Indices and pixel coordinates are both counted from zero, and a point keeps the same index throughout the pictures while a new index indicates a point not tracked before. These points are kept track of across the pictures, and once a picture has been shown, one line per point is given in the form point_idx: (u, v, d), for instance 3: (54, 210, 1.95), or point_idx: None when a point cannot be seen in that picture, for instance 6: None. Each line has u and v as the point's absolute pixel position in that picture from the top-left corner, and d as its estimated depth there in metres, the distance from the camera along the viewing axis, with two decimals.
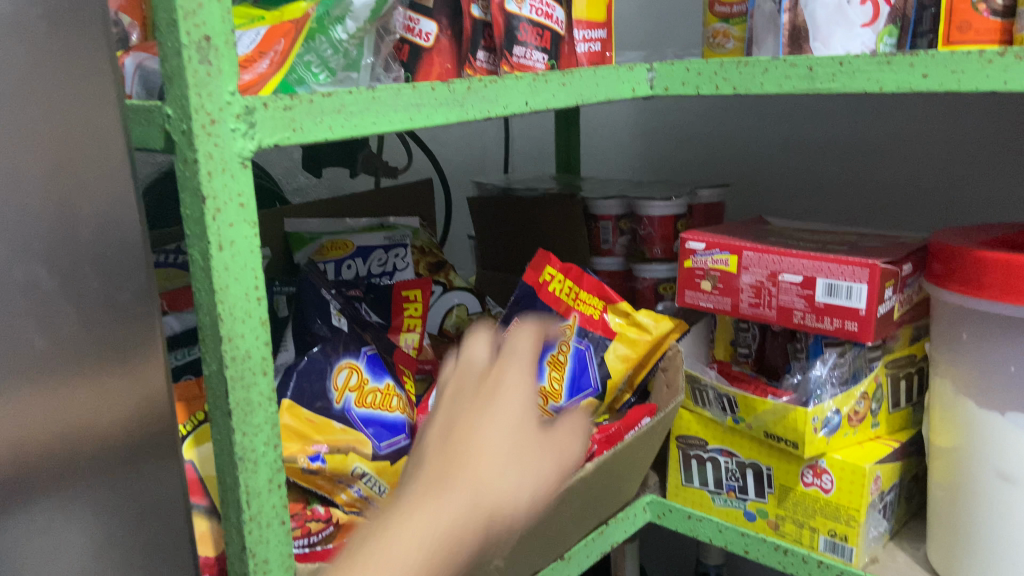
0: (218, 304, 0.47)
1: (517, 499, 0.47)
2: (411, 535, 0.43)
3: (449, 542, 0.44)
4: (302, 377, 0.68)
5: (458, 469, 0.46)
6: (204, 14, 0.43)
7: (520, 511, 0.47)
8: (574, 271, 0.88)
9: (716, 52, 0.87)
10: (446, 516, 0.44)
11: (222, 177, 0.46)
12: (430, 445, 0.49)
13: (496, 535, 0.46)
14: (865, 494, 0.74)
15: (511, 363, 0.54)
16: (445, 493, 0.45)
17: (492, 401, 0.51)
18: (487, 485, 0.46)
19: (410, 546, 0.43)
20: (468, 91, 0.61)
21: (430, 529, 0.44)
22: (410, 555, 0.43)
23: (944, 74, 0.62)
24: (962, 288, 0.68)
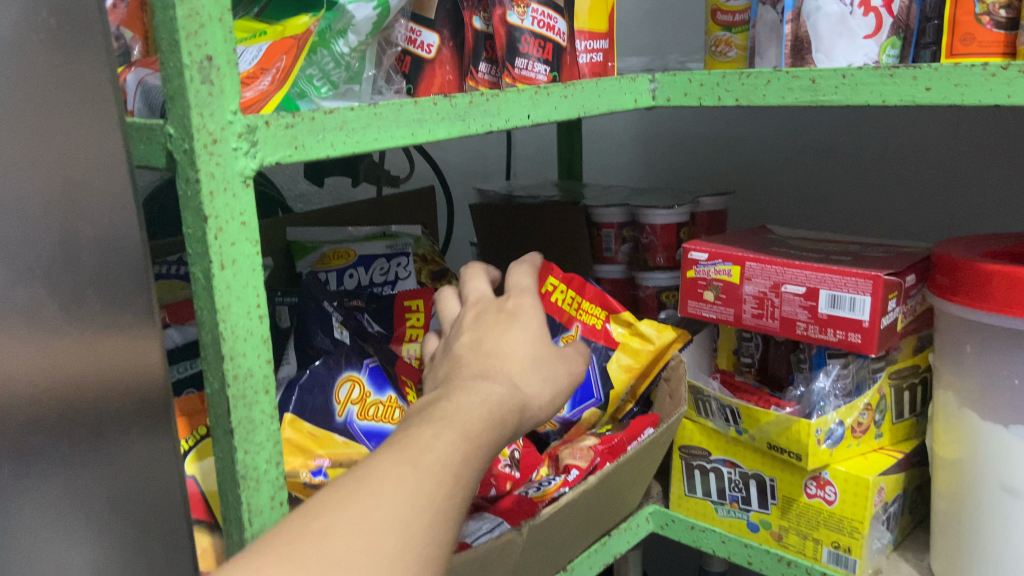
0: (220, 323, 0.47)
1: (553, 387, 0.51)
2: (475, 400, 0.46)
3: (507, 407, 0.47)
4: (304, 391, 0.70)
5: (500, 358, 0.50)
6: (206, 35, 0.43)
7: (554, 400, 0.51)
8: (577, 282, 0.88)
9: (718, 60, 0.87)
10: (501, 390, 0.48)
11: (224, 196, 0.46)
12: (465, 348, 0.52)
13: (538, 414, 0.50)
14: (868, 506, 0.74)
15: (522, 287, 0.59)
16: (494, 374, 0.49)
17: (515, 313, 0.55)
18: (529, 371, 0.51)
19: (478, 407, 0.46)
20: (470, 105, 0.61)
21: (490, 395, 0.47)
22: (475, 414, 0.45)
23: (947, 87, 0.62)
24: (965, 300, 0.68)
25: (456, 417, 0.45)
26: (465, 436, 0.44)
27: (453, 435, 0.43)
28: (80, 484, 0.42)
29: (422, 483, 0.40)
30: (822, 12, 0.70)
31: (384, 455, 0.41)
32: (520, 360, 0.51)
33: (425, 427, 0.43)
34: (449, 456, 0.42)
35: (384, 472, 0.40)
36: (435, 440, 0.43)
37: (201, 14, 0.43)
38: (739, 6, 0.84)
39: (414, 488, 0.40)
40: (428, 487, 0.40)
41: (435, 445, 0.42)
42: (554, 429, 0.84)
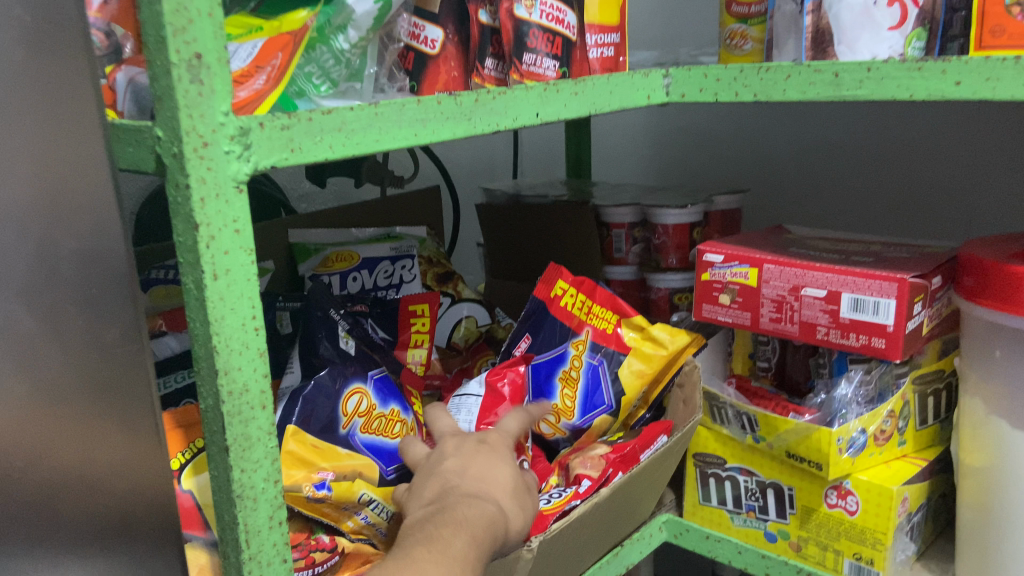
0: (214, 337, 0.44)
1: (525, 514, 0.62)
2: (476, 518, 0.55)
3: (499, 528, 0.57)
4: (309, 403, 0.66)
5: (490, 483, 0.60)
6: (195, 31, 0.41)
7: (527, 526, 0.61)
8: (590, 286, 0.86)
9: (733, 53, 0.84)
10: (493, 512, 0.57)
11: (215, 202, 0.43)
12: (454, 468, 0.62)
13: (516, 539, 0.59)
14: (892, 517, 0.71)
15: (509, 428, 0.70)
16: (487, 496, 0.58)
17: (493, 445, 0.65)
18: (513, 496, 0.60)
19: (481, 524, 0.55)
20: (475, 103, 0.58)
21: (487, 509, 0.57)
22: (479, 522, 0.55)
23: (978, 81, 0.59)
24: (995, 304, 0.65)
25: (465, 531, 0.53)
26: (474, 550, 0.53)
27: (464, 549, 0.52)
28: None
29: (450, 567, 0.50)
30: (845, 3, 0.67)
31: (411, 561, 0.50)
32: (506, 488, 0.61)
33: (443, 541, 0.52)
34: (464, 565, 0.51)
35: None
36: (453, 551, 0.51)
37: (190, 9, 0.41)
38: None
39: None
40: None
41: (451, 554, 0.51)
42: (564, 436, 0.82)
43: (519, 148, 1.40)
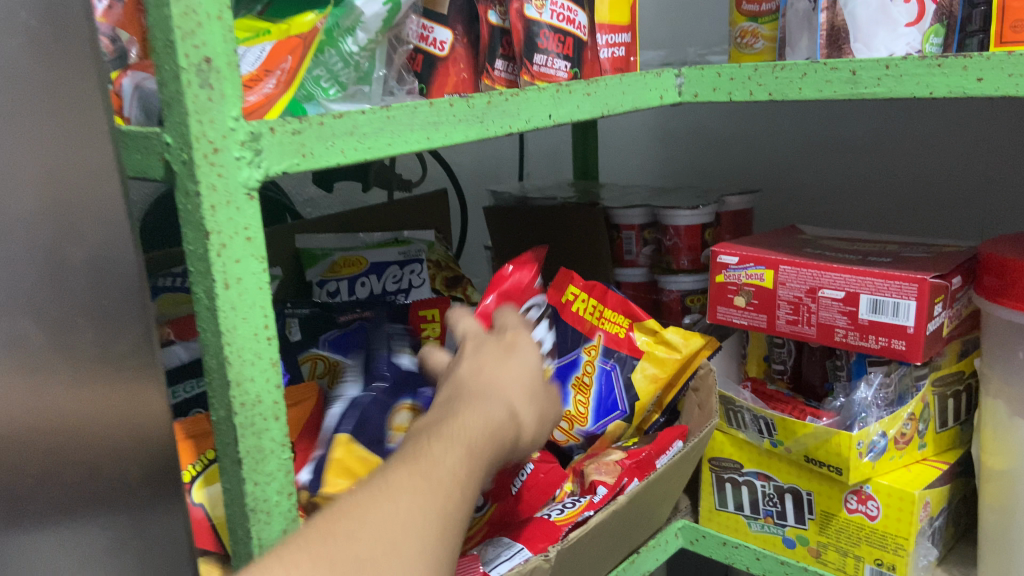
0: (225, 346, 0.43)
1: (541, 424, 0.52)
2: (475, 428, 0.45)
3: (505, 440, 0.47)
4: (364, 418, 0.66)
5: (501, 384, 0.50)
6: (204, 35, 0.40)
7: (541, 438, 0.51)
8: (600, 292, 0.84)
9: (744, 52, 0.83)
10: (501, 419, 0.47)
11: (226, 209, 0.42)
12: (464, 369, 0.52)
13: (526, 449, 0.50)
14: (914, 522, 0.70)
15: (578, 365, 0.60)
16: (494, 399, 0.48)
17: (515, 344, 0.55)
18: (527, 401, 0.50)
19: (479, 438, 0.45)
20: (488, 106, 0.57)
21: (491, 418, 0.46)
22: (478, 433, 0.45)
23: (1000, 77, 0.58)
24: (1017, 304, 0.64)
25: (459, 446, 0.43)
26: (467, 470, 0.43)
27: (456, 468, 0.42)
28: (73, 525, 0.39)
29: (433, 496, 0.40)
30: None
31: (386, 485, 0.40)
32: (519, 391, 0.51)
33: (432, 460, 0.42)
34: (452, 490, 0.41)
35: (391, 506, 0.39)
36: (440, 475, 0.41)
37: (199, 12, 0.39)
38: None
39: (415, 527, 0.39)
40: (428, 527, 0.39)
41: (437, 478, 0.41)
42: (576, 443, 0.80)
43: (525, 150, 1.39)
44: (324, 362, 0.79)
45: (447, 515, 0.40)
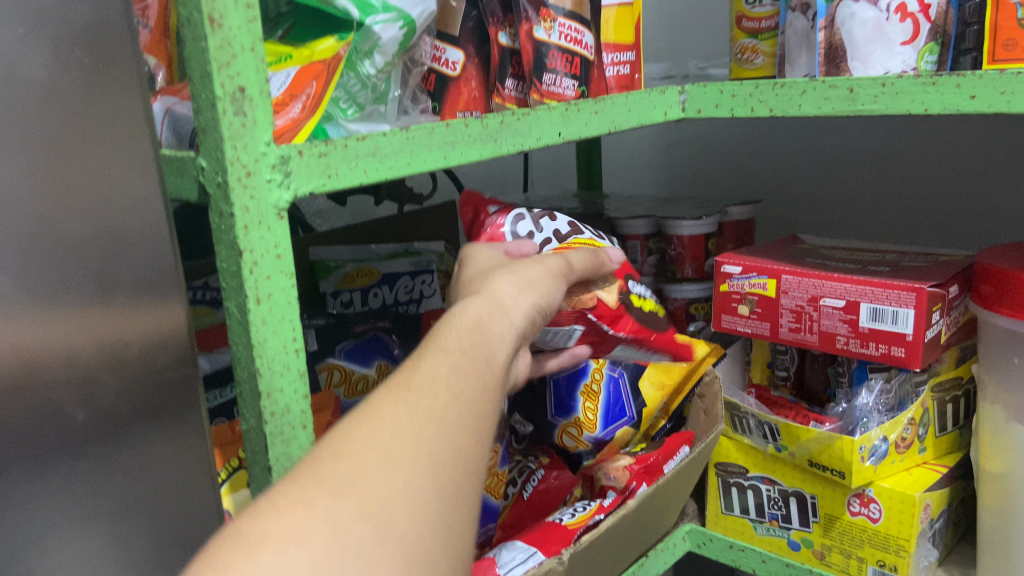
0: (257, 359, 0.46)
1: (533, 317, 0.51)
2: (451, 327, 0.45)
3: (489, 336, 0.45)
4: None
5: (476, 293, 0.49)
6: (238, 65, 0.42)
7: (542, 313, 0.52)
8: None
9: (744, 68, 0.86)
10: (480, 310, 0.47)
11: (258, 229, 0.44)
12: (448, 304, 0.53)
13: (530, 328, 0.50)
14: (914, 524, 0.72)
15: (572, 259, 0.58)
16: (468, 307, 0.47)
17: (483, 266, 0.57)
18: (508, 298, 0.49)
19: (456, 340, 0.44)
20: (501, 125, 0.59)
21: (466, 312, 0.47)
22: (455, 329, 0.45)
23: (992, 95, 0.60)
24: (1013, 312, 0.66)
25: (435, 349, 0.43)
26: (447, 367, 0.42)
27: (434, 370, 0.41)
28: None
29: (415, 399, 0.39)
30: (857, 19, 0.68)
31: (367, 407, 0.39)
32: (498, 293, 0.50)
33: (409, 373, 0.41)
34: (436, 389, 0.40)
35: (373, 421, 0.38)
36: (418, 381, 0.41)
37: (233, 45, 0.42)
38: (766, 12, 0.83)
39: (405, 434, 0.37)
40: (421, 428, 0.38)
41: (417, 386, 0.40)
42: (587, 449, 0.82)
43: (530, 162, 1.42)
44: (340, 371, 0.83)
45: (434, 409, 0.39)
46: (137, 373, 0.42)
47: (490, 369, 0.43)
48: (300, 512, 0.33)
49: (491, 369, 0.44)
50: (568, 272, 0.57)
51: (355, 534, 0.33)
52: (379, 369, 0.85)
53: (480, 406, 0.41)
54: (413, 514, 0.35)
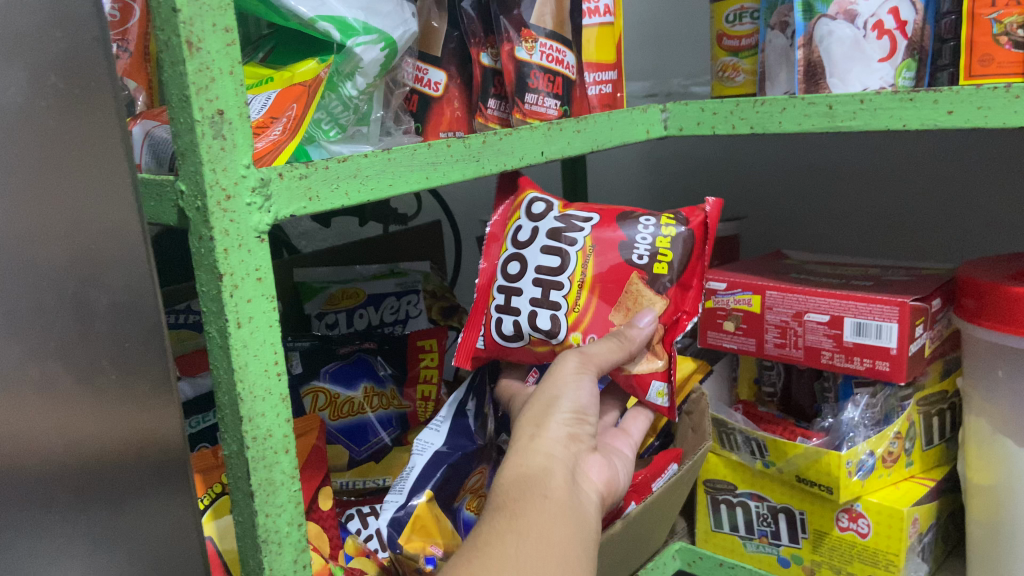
0: (238, 384, 0.45)
1: (573, 428, 0.57)
2: (502, 483, 0.53)
3: (536, 473, 0.53)
4: (452, 470, 0.70)
5: (515, 440, 0.57)
6: (217, 89, 0.42)
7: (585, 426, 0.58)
8: (503, 213, 0.77)
9: (725, 85, 0.87)
10: (526, 459, 0.54)
11: (238, 252, 0.44)
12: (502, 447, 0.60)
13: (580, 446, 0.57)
14: (903, 538, 0.72)
15: (589, 349, 0.62)
16: (513, 454, 0.55)
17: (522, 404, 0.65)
18: (541, 432, 0.56)
19: (506, 491, 0.52)
20: (483, 145, 0.60)
21: (513, 463, 0.54)
22: (507, 482, 0.52)
23: (970, 110, 0.61)
24: (996, 325, 0.66)
25: (496, 513, 0.50)
26: (506, 518, 0.49)
27: (495, 526, 0.49)
28: (96, 563, 0.41)
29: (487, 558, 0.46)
30: (835, 36, 0.69)
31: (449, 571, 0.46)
32: (532, 428, 0.57)
33: (477, 536, 0.49)
34: (504, 545, 0.47)
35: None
36: (485, 539, 0.48)
37: (212, 69, 0.42)
38: (746, 30, 0.84)
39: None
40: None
41: (487, 547, 0.47)
42: None
43: None
44: (325, 395, 0.84)
45: (504, 558, 0.46)
46: (116, 402, 0.41)
47: (546, 502, 0.51)
48: None
49: (547, 501, 0.51)
50: (590, 361, 0.61)
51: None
52: (366, 391, 0.86)
53: (546, 535, 0.49)
54: None
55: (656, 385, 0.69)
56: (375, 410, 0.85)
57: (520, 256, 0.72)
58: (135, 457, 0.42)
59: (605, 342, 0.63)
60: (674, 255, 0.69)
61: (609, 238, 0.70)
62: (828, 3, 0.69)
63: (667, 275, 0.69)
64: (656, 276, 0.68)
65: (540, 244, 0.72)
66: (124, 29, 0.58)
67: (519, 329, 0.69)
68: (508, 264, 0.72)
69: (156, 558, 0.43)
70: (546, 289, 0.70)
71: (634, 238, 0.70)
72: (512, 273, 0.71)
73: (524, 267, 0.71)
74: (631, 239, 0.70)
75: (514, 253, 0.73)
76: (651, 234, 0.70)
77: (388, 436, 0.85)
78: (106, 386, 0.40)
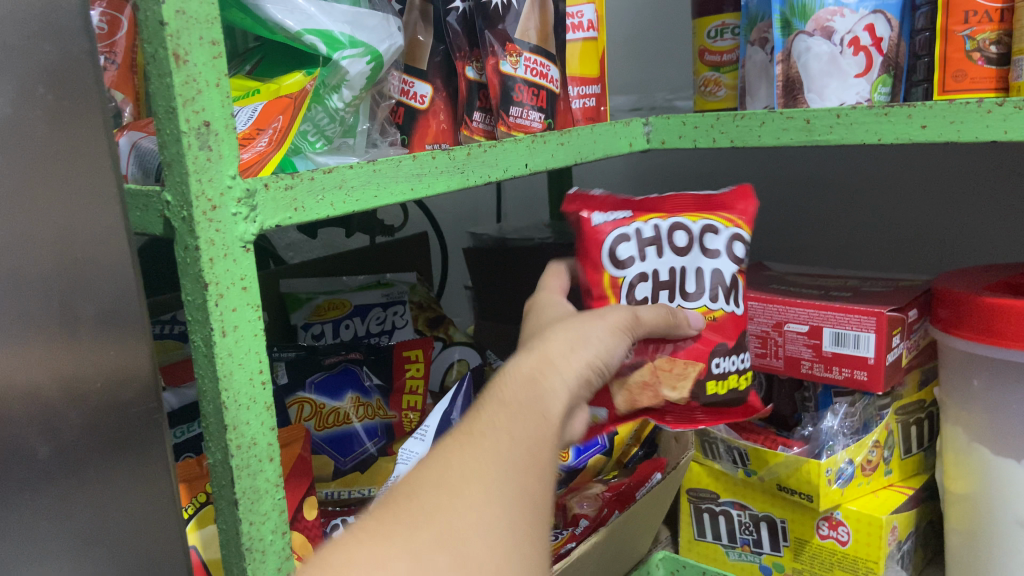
0: (223, 392, 0.45)
1: (592, 372, 0.55)
2: (509, 385, 0.50)
3: (542, 392, 0.50)
4: None
5: (533, 348, 0.54)
6: (204, 101, 0.43)
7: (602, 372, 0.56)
8: (707, 198, 0.69)
9: (707, 99, 0.88)
10: (541, 372, 0.52)
11: (224, 262, 0.45)
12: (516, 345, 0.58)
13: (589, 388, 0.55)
14: (883, 546, 0.72)
15: (642, 314, 0.60)
16: (527, 359, 0.53)
17: (543, 313, 0.63)
18: (567, 354, 0.54)
19: (513, 391, 0.49)
20: (468, 156, 0.60)
21: (519, 368, 0.52)
22: (513, 385, 0.50)
23: (943, 124, 0.62)
24: (971, 334, 0.67)
25: (496, 405, 0.48)
26: (506, 416, 0.47)
27: (493, 421, 0.46)
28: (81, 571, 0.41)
29: (479, 454, 0.44)
30: (813, 52, 0.71)
31: (437, 458, 0.44)
32: (558, 346, 0.54)
33: (472, 424, 0.47)
34: (502, 439, 0.45)
35: (442, 466, 0.43)
36: (479, 430, 0.46)
37: (198, 80, 0.43)
38: (727, 46, 0.86)
39: (473, 477, 0.42)
40: (489, 471, 0.43)
41: (485, 440, 0.45)
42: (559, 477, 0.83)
43: (503, 194, 1.43)
44: (311, 406, 0.84)
45: (491, 455, 0.44)
46: (101, 411, 0.41)
47: (543, 422, 0.48)
48: (381, 541, 0.39)
49: (545, 422, 0.48)
50: (632, 328, 0.59)
51: (435, 561, 0.38)
52: (352, 401, 0.87)
53: (539, 455, 0.45)
54: (488, 543, 0.40)
55: (599, 408, 0.65)
56: (361, 420, 0.86)
57: (689, 248, 0.66)
58: (122, 465, 0.42)
59: (652, 319, 0.61)
60: (727, 393, 0.66)
61: (726, 329, 0.66)
62: (805, 20, 0.71)
63: (708, 395, 0.65)
64: (701, 387, 0.65)
65: (705, 267, 0.66)
66: (111, 41, 0.59)
67: (627, 264, 0.66)
68: (678, 230, 0.66)
69: (140, 566, 0.43)
70: (677, 279, 0.66)
71: (731, 355, 0.66)
72: (673, 240, 0.66)
73: (683, 255, 0.66)
74: (728, 354, 0.66)
75: (692, 232, 0.66)
76: (734, 367, 0.66)
77: (374, 445, 0.85)
78: (92, 395, 0.40)
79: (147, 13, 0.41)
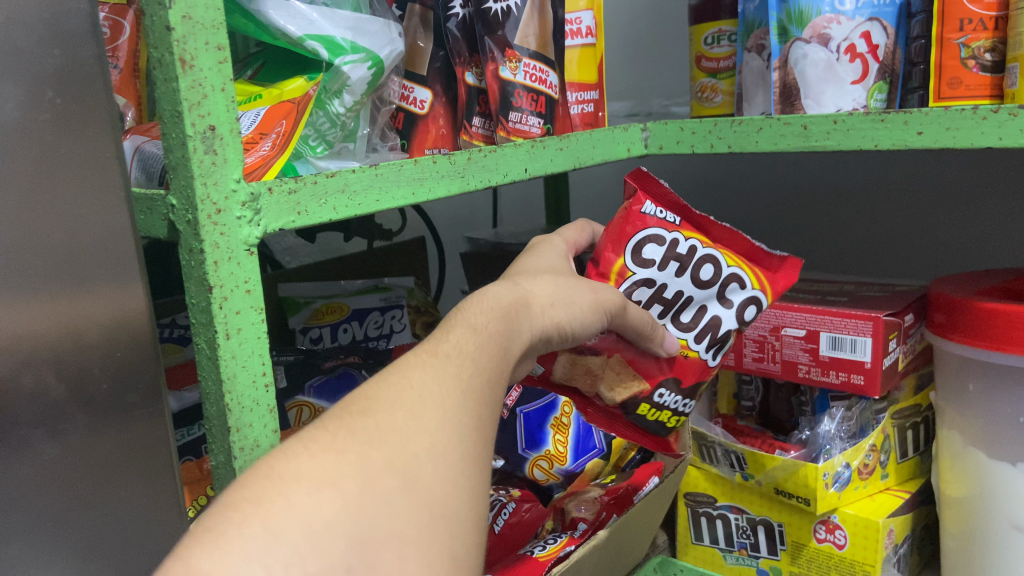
0: (226, 394, 0.46)
1: (568, 326, 0.53)
2: (485, 311, 0.48)
3: (511, 331, 0.49)
4: None
5: (522, 281, 0.52)
6: (209, 105, 0.43)
7: (583, 327, 0.54)
8: (757, 251, 0.65)
9: (704, 105, 0.89)
10: (520, 307, 0.50)
11: (228, 265, 0.45)
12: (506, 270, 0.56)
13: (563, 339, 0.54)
14: (880, 549, 0.73)
15: (631, 310, 0.57)
16: (509, 288, 0.51)
17: (541, 249, 0.61)
18: (549, 299, 0.52)
19: (487, 317, 0.48)
20: (469, 161, 0.61)
21: (500, 297, 0.50)
22: (490, 313, 0.48)
23: (939, 131, 0.63)
24: (966, 339, 0.68)
25: (465, 328, 0.47)
26: (474, 343, 0.46)
27: (460, 346, 0.46)
28: None
29: (434, 376, 0.43)
30: (810, 59, 0.71)
31: (395, 373, 0.43)
32: (545, 289, 0.52)
33: (441, 343, 0.46)
34: (463, 364, 0.44)
35: (401, 381, 0.43)
36: (446, 351, 0.45)
37: (204, 85, 0.43)
38: (724, 53, 0.86)
39: (434, 402, 0.42)
40: (445, 398, 0.42)
41: (446, 364, 0.44)
42: (557, 481, 0.83)
43: (500, 199, 1.44)
44: (309, 409, 0.84)
45: (449, 379, 0.43)
46: None
47: (502, 358, 0.47)
48: (332, 454, 0.38)
49: (503, 358, 0.47)
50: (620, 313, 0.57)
51: (384, 483, 0.37)
52: None
53: (494, 390, 0.45)
54: (439, 470, 0.39)
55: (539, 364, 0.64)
56: None
57: (709, 283, 0.62)
58: None
59: (639, 314, 0.58)
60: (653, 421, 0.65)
61: (684, 373, 0.63)
62: (802, 26, 0.72)
63: (638, 414, 0.64)
64: (632, 405, 0.63)
65: (710, 307, 0.63)
66: (114, 46, 0.59)
67: (645, 266, 0.61)
68: (708, 263, 0.62)
69: None
70: (678, 303, 0.62)
71: (675, 396, 0.64)
72: (700, 270, 0.62)
73: (703, 284, 0.62)
74: (673, 394, 0.64)
75: (721, 268, 0.63)
76: (672, 405, 0.64)
77: None
78: None
79: (154, 18, 0.42)
